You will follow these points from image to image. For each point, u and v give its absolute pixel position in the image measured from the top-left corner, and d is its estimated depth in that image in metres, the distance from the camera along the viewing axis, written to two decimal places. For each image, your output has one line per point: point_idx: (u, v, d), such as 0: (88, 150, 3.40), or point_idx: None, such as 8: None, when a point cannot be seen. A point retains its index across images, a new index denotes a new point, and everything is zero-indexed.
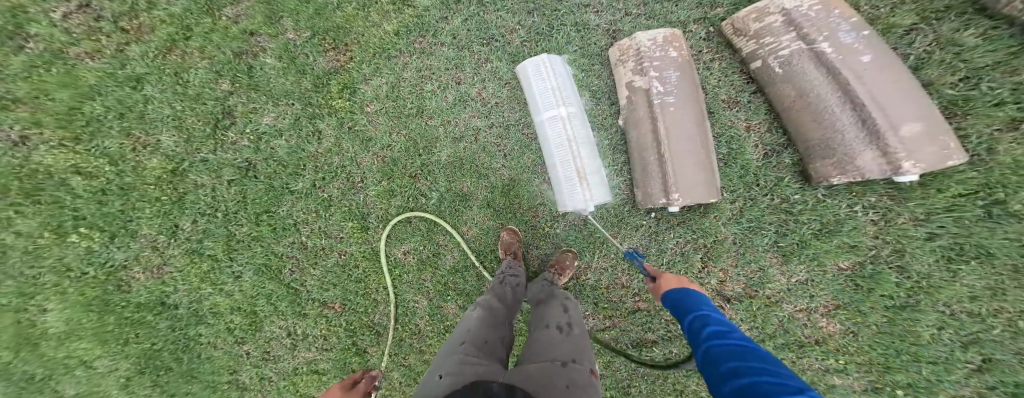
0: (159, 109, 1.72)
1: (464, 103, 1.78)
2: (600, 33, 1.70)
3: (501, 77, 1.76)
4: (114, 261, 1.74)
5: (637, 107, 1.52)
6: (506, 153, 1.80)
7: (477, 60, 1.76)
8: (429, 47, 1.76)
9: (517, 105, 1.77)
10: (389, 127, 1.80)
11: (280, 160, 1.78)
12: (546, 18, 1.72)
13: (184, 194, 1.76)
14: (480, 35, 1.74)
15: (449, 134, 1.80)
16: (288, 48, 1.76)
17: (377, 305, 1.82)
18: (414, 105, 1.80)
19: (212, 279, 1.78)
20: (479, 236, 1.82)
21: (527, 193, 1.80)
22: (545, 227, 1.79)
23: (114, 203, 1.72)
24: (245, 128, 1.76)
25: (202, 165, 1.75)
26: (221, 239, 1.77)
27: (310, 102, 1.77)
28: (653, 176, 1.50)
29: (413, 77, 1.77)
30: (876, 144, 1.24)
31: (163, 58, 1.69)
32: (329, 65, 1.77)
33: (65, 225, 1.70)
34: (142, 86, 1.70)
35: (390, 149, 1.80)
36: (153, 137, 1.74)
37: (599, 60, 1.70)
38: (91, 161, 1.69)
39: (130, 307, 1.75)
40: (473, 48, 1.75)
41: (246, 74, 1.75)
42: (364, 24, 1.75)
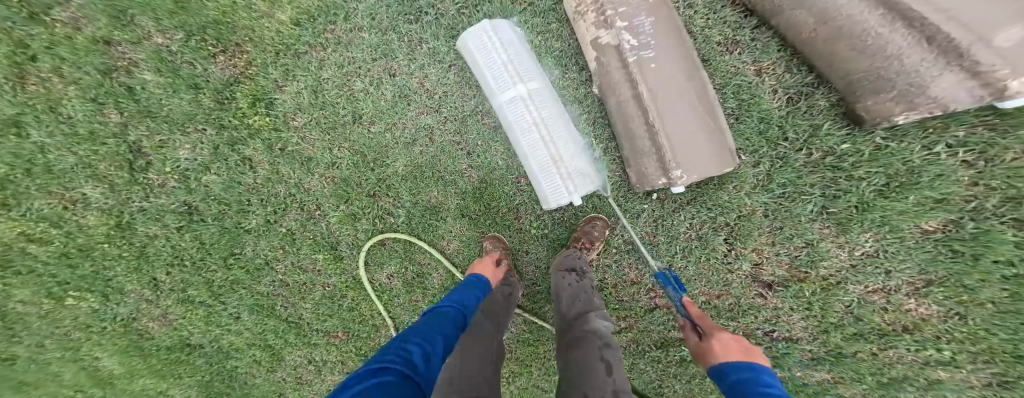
0: (62, 157, 1.43)
1: (407, 98, 1.43)
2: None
3: (442, 59, 1.40)
4: (123, 314, 1.57)
5: (610, 70, 1.16)
6: (470, 151, 1.46)
7: (408, 42, 1.39)
8: (345, 36, 1.40)
9: (469, 91, 1.42)
10: (326, 142, 1.47)
11: (220, 199, 1.51)
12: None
13: (144, 247, 1.53)
14: (405, 9, 1.37)
15: (398, 140, 1.46)
16: (162, 55, 1.39)
17: (379, 329, 1.61)
18: (348, 111, 1.45)
19: (215, 320, 1.59)
20: (462, 249, 1.54)
21: (503, 192, 1.49)
22: (533, 230, 1.51)
23: (84, 265, 1.51)
24: (162, 165, 1.47)
25: (144, 215, 1.50)
26: (202, 286, 1.56)
27: (223, 124, 1.45)
28: (646, 153, 1.16)
29: (335, 76, 1.41)
30: (956, 65, 0.82)
31: (25, 92, 1.38)
32: (226, 74, 1.41)
33: (54, 290, 1.52)
34: (26, 131, 1.41)
35: (337, 167, 1.49)
36: (77, 191, 1.47)
37: (557, 17, 1.32)
38: (34, 226, 1.47)
39: (164, 349, 1.60)
40: (401, 28, 1.38)
41: (128, 97, 1.41)
42: (251, 17, 1.39)
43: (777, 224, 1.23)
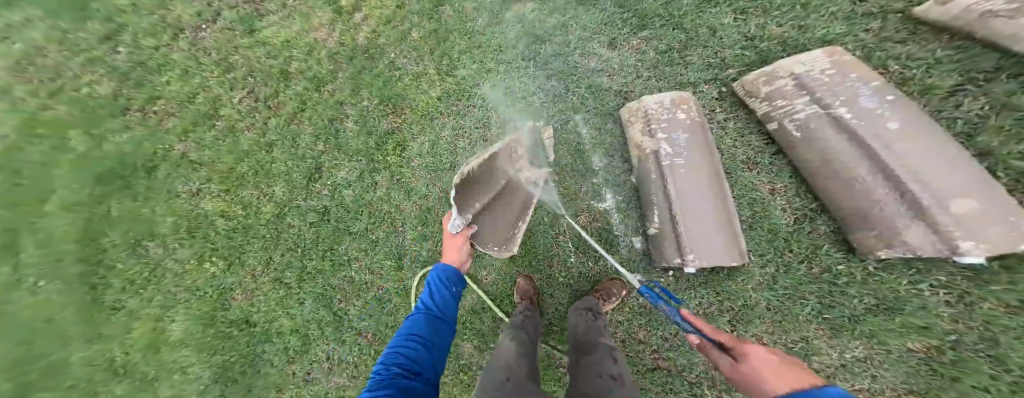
0: (280, 166, 2.16)
1: None
2: (614, 90, 1.75)
3: (520, 136, 1.91)
4: (225, 285, 2.13)
5: (647, 168, 1.45)
6: (522, 207, 1.88)
7: (501, 120, 1.96)
8: (463, 109, 2.03)
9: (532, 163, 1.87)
10: (428, 178, 2.07)
11: (347, 206, 2.12)
12: (563, 80, 1.83)
13: (280, 233, 2.14)
14: (507, 98, 1.96)
15: None
16: (363, 113, 2.15)
17: None
18: (449, 161, 2.05)
19: (286, 303, 2.10)
20: (498, 282, 1.96)
21: (542, 245, 1.82)
22: (561, 278, 1.81)
23: (220, 244, 2.14)
24: (327, 180, 2.15)
25: (298, 211, 2.14)
26: (297, 271, 2.11)
27: (373, 158, 2.13)
28: (666, 237, 1.41)
29: (449, 136, 2.05)
30: (925, 220, 1.10)
31: (287, 125, 2.16)
32: (389, 127, 2.13)
33: (204, 254, 2.14)
34: (271, 149, 2.16)
35: (427, 198, 2.06)
36: (270, 189, 2.16)
37: (613, 119, 1.74)
38: (233, 207, 2.15)
39: (227, 322, 2.11)
40: (500, 110, 1.97)
41: (334, 136, 2.16)
42: (415, 92, 2.11)
43: (777, 316, 1.44)
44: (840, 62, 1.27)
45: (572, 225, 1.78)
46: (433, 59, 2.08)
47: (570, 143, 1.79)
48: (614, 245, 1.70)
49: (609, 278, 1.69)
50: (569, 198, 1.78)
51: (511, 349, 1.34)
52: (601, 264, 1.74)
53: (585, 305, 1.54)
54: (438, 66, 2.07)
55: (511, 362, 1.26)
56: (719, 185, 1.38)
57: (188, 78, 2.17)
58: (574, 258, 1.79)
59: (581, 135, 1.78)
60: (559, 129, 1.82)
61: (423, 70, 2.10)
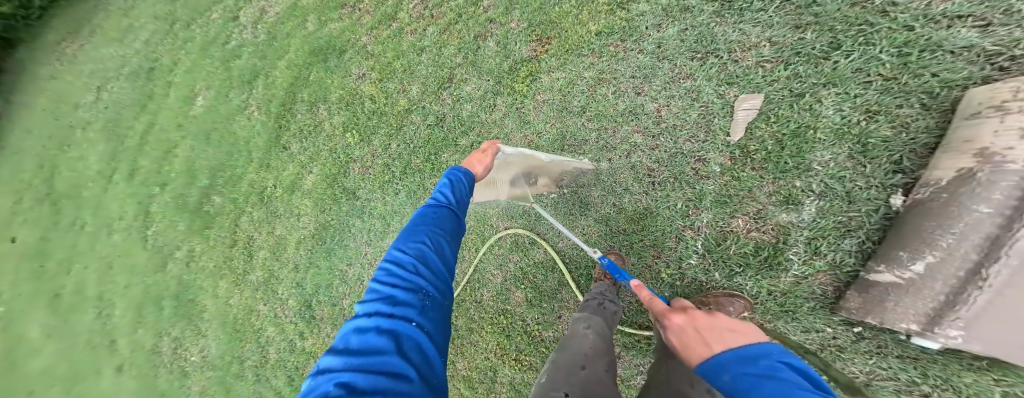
0: (422, 68, 2.18)
1: (634, 115, 1.62)
2: (960, 58, 1.09)
3: (696, 98, 1.50)
4: (350, 156, 2.29)
5: (990, 194, 0.88)
6: (658, 182, 1.54)
7: (675, 73, 1.55)
8: (623, 52, 1.68)
9: (700, 135, 1.48)
10: (548, 116, 1.82)
11: (461, 120, 2.04)
12: (830, 34, 1.28)
13: (404, 126, 2.18)
14: (693, 47, 1.52)
15: (599, 141, 1.68)
16: (508, 36, 1.98)
17: (461, 261, 2.00)
18: (580, 104, 1.75)
19: (387, 188, 2.17)
20: (581, 247, 1.71)
21: (659, 231, 1.53)
22: (663, 272, 1.51)
23: (364, 120, 2.29)
24: (452, 91, 2.09)
25: (422, 111, 2.15)
26: (402, 163, 2.15)
27: (501, 81, 1.97)
28: (935, 295, 0.98)
29: (591, 78, 1.74)
30: None
31: (442, 36, 2.15)
32: (527, 54, 1.92)
33: (351, 123, 2.32)
34: (422, 52, 2.19)
35: (540, 136, 1.83)
36: (409, 87, 2.21)
37: (920, 101, 1.13)
38: (382, 95, 2.26)
39: (344, 190, 2.27)
40: (677, 60, 1.55)
41: (472, 52, 2.06)
42: (572, 22, 1.82)
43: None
44: None
45: (718, 225, 1.43)
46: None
47: (787, 123, 1.33)
48: (778, 270, 1.33)
49: (723, 295, 1.33)
50: (737, 192, 1.40)
51: (586, 337, 1.12)
52: (733, 281, 1.40)
53: None
54: None
55: (584, 350, 1.06)
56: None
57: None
58: (695, 259, 1.46)
59: (821, 117, 1.27)
60: (786, 100, 1.34)
61: None
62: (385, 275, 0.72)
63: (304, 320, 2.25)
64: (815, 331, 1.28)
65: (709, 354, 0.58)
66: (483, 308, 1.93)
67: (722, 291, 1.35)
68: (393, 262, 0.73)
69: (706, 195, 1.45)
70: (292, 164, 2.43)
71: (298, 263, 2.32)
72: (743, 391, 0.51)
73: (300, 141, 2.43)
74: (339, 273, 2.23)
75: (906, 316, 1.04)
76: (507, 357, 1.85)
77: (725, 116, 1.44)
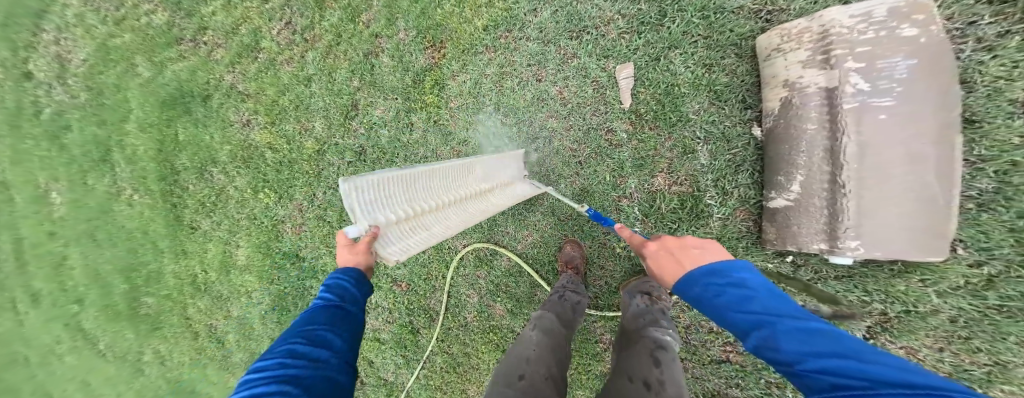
0: (316, 101, 2.00)
1: (543, 102, 1.69)
2: (740, 16, 1.41)
3: (588, 74, 1.61)
4: (278, 215, 2.06)
5: (807, 116, 1.14)
6: (583, 160, 1.66)
7: (562, 55, 1.64)
8: (514, 42, 1.71)
9: (602, 108, 1.61)
10: (466, 121, 1.84)
11: (382, 148, 1.95)
12: (658, 4, 1.50)
13: (322, 171, 2.01)
14: (570, 26, 1.62)
15: (522, 134, 1.75)
16: (399, 47, 1.89)
17: (434, 291, 2.01)
18: (492, 102, 1.79)
19: (328, 241, 2.00)
20: (540, 244, 1.81)
21: (599, 207, 1.65)
22: (615, 247, 1.70)
23: (274, 175, 2.04)
24: (362, 118, 1.96)
25: (335, 148, 1.99)
26: (338, 210, 2.00)
27: (409, 97, 1.90)
28: (814, 208, 1.15)
29: (494, 74, 1.77)
30: None
31: (325, 61, 1.98)
32: (426, 62, 1.87)
33: (259, 184, 2.06)
34: (311, 84, 2.00)
35: (465, 144, 1.84)
36: (310, 123, 2.02)
37: (733, 52, 1.42)
38: (279, 140, 2.04)
39: (281, 254, 2.06)
40: (561, 42, 1.64)
41: (368, 72, 1.94)
42: (457, 20, 1.80)
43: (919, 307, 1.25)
44: None
45: (644, 188, 1.60)
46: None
47: (658, 85, 1.52)
48: (705, 218, 1.51)
49: None
50: (647, 154, 1.57)
51: (530, 338, 1.17)
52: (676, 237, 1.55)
53: (636, 287, 1.28)
54: None
55: (525, 356, 1.08)
56: (924, 155, 1.03)
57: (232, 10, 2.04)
58: (639, 226, 1.60)
59: (678, 75, 1.49)
60: (648, 65, 1.53)
61: None
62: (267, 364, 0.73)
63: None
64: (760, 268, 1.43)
65: (686, 274, 0.80)
66: (471, 330, 1.99)
67: None
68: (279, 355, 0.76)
69: (626, 163, 1.60)
70: (211, 243, 2.12)
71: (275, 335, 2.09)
72: (711, 297, 0.73)
73: (207, 216, 2.11)
74: None
75: (814, 235, 1.16)
76: None
77: (613, 88, 1.59)
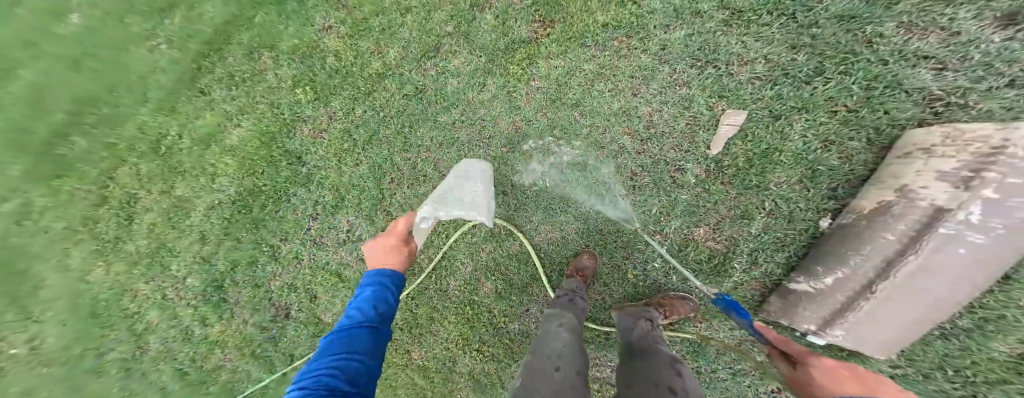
0: (407, 31, 1.83)
1: (627, 116, 1.66)
2: (911, 98, 1.28)
3: (687, 107, 1.57)
4: (300, 114, 1.89)
5: (891, 225, 1.10)
6: (638, 185, 1.63)
7: (674, 80, 1.59)
8: (626, 50, 1.65)
9: (681, 146, 1.58)
10: (541, 104, 1.76)
11: (443, 95, 1.83)
12: (818, 59, 1.38)
13: (374, 90, 1.87)
14: (695, 54, 1.55)
15: (591, 137, 1.70)
16: (508, 10, 1.78)
17: (427, 248, 1.89)
18: (576, 96, 1.73)
19: (342, 158, 1.88)
20: (557, 243, 1.75)
21: (633, 232, 1.64)
22: (631, 273, 1.66)
23: (323, 77, 1.88)
24: (437, 62, 1.83)
25: (399, 78, 1.85)
26: (367, 133, 1.87)
27: (495, 58, 1.80)
28: (832, 303, 1.26)
29: (592, 72, 1.70)
30: None
31: (434, 2, 1.81)
32: (526, 34, 1.77)
33: (301, 78, 1.88)
34: (409, 11, 1.82)
35: (530, 123, 1.77)
36: (384, 50, 1.85)
37: (868, 136, 1.33)
38: (348, 53, 1.85)
39: (280, 151, 1.89)
40: (676, 67, 1.58)
41: (467, 22, 1.80)
42: (579, 9, 1.71)
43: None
44: None
45: (683, 231, 1.58)
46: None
47: (760, 143, 1.46)
48: (723, 276, 1.54)
49: (678, 296, 1.54)
50: (705, 203, 1.54)
51: (556, 335, 1.11)
52: (687, 283, 1.60)
53: (646, 312, 1.26)
54: None
55: (556, 352, 1.03)
56: (964, 289, 1.09)
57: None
58: (660, 262, 1.62)
59: (788, 141, 1.42)
60: (764, 120, 1.46)
61: None
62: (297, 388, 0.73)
63: (211, 305, 1.95)
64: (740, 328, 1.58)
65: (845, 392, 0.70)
66: (447, 296, 1.89)
67: (677, 294, 1.56)
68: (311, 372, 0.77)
69: (679, 204, 1.57)
70: (209, 112, 1.89)
71: (207, 234, 1.94)
72: None
73: (224, 87, 1.89)
74: (268, 250, 1.95)
75: (808, 318, 1.34)
76: (469, 348, 1.89)
77: (709, 130, 1.54)
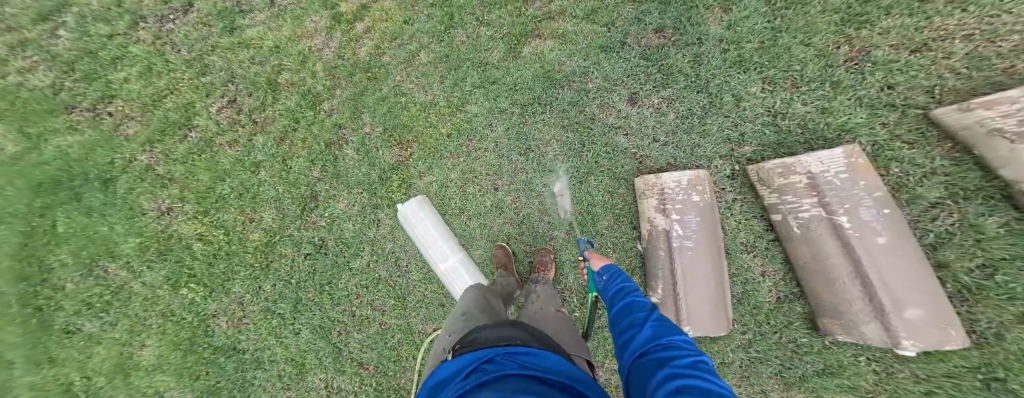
0: (270, 190, 2.13)
1: (500, 209, 2.14)
2: (628, 155, 2.01)
3: (534, 189, 2.11)
4: (207, 310, 2.09)
5: (658, 244, 1.79)
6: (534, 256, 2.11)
7: (514, 170, 2.13)
8: (473, 151, 2.15)
9: (543, 217, 2.10)
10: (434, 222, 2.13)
11: (346, 241, 2.15)
12: (580, 135, 2.07)
13: (271, 262, 2.13)
14: (519, 144, 2.12)
15: (483, 234, 2.15)
16: (365, 141, 2.16)
17: (404, 371, 2.09)
18: (457, 206, 2.17)
19: (277, 332, 2.11)
20: None
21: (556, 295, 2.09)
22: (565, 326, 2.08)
23: (219, 265, 2.11)
24: (324, 211, 2.15)
25: (289, 240, 2.13)
26: (290, 302, 2.12)
27: (375, 192, 2.15)
28: (669, 306, 1.73)
29: (458, 178, 2.16)
30: (881, 320, 1.45)
31: (278, 148, 2.14)
32: (393, 160, 2.16)
33: (180, 279, 2.08)
34: (259, 171, 2.13)
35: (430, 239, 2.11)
36: (258, 214, 2.13)
37: (625, 185, 2.01)
38: (211, 231, 2.11)
39: (210, 349, 2.07)
40: (512, 158, 2.13)
41: (331, 163, 2.15)
42: (423, 125, 2.17)
43: (745, 373, 1.75)
44: (853, 166, 1.56)
45: (580, 281, 2.06)
46: (444, 88, 2.16)
47: (583, 203, 2.06)
48: None
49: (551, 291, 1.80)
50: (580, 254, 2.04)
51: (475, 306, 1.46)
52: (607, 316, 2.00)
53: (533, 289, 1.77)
54: (449, 99, 2.17)
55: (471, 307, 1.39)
56: (716, 266, 1.73)
57: (151, 79, 2.12)
58: (577, 312, 2.07)
59: (593, 196, 2.05)
60: (575, 188, 2.07)
61: (433, 100, 2.17)
62: (673, 367, 0.81)
63: None
64: None
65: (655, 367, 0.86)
66: None
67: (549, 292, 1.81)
68: (662, 385, 0.76)
69: (565, 264, 2.07)
70: (100, 347, 2.05)
71: None
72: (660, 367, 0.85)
73: (93, 319, 2.06)
74: None
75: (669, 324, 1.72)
76: None
77: (553, 200, 2.10)
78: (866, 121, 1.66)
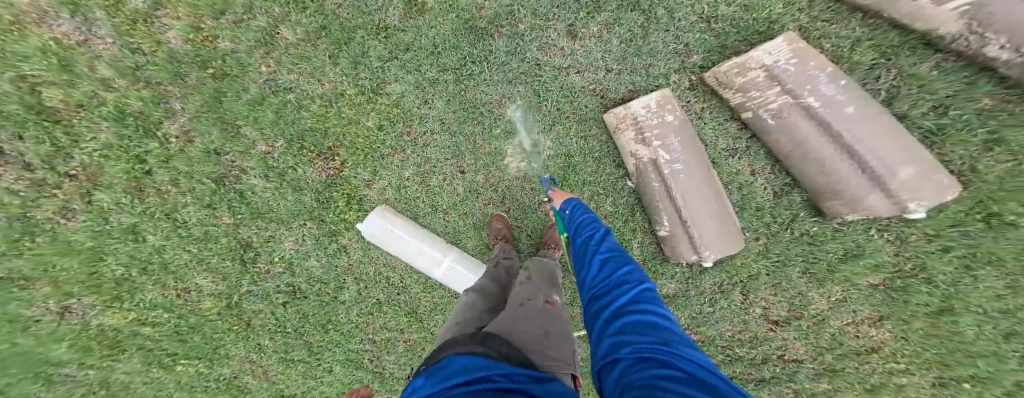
0: (178, 255, 1.79)
1: (475, 193, 1.84)
2: (593, 91, 1.75)
3: (501, 159, 1.82)
4: (224, 374, 1.91)
5: (648, 177, 1.62)
6: (528, 233, 1.89)
7: (473, 144, 1.80)
8: (419, 137, 1.80)
9: (529, 185, 1.84)
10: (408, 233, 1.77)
11: (321, 279, 1.87)
12: (531, 84, 1.76)
13: (250, 319, 1.87)
14: (468, 117, 1.78)
15: (461, 228, 1.86)
16: (268, 162, 1.76)
17: None
18: (427, 204, 1.84)
19: (311, 374, 1.93)
20: None
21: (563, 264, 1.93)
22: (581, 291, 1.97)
23: (192, 337, 1.85)
24: (270, 256, 1.82)
25: (253, 296, 1.85)
26: (299, 349, 1.90)
27: (323, 219, 1.81)
28: (681, 238, 1.62)
29: (412, 174, 1.82)
30: (882, 189, 1.38)
31: (161, 199, 1.74)
32: (324, 175, 1.79)
33: (164, 359, 1.85)
34: (168, 238, 1.75)
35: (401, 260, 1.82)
36: (190, 282, 1.82)
37: (595, 124, 1.76)
38: (150, 314, 1.81)
39: (248, 387, 1.92)
40: (466, 132, 1.79)
41: (240, 200, 1.78)
42: (340, 124, 1.77)
43: (776, 280, 1.77)
44: (801, 49, 1.44)
45: None
46: (345, 73, 1.73)
47: (560, 157, 1.80)
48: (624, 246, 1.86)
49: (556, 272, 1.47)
50: None
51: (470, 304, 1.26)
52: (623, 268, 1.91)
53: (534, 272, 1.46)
54: (360, 82, 1.74)
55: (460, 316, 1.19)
56: (711, 181, 1.60)
57: None
58: None
59: (568, 146, 1.79)
60: (548, 135, 1.79)
61: (335, 90, 1.75)
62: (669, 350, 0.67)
63: None
64: (676, 273, 1.82)
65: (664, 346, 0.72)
66: None
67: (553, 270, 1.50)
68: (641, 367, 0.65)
69: None
70: None
71: None
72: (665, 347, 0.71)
73: None
74: None
75: (687, 254, 1.62)
76: None
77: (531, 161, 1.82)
78: (787, 10, 1.56)
